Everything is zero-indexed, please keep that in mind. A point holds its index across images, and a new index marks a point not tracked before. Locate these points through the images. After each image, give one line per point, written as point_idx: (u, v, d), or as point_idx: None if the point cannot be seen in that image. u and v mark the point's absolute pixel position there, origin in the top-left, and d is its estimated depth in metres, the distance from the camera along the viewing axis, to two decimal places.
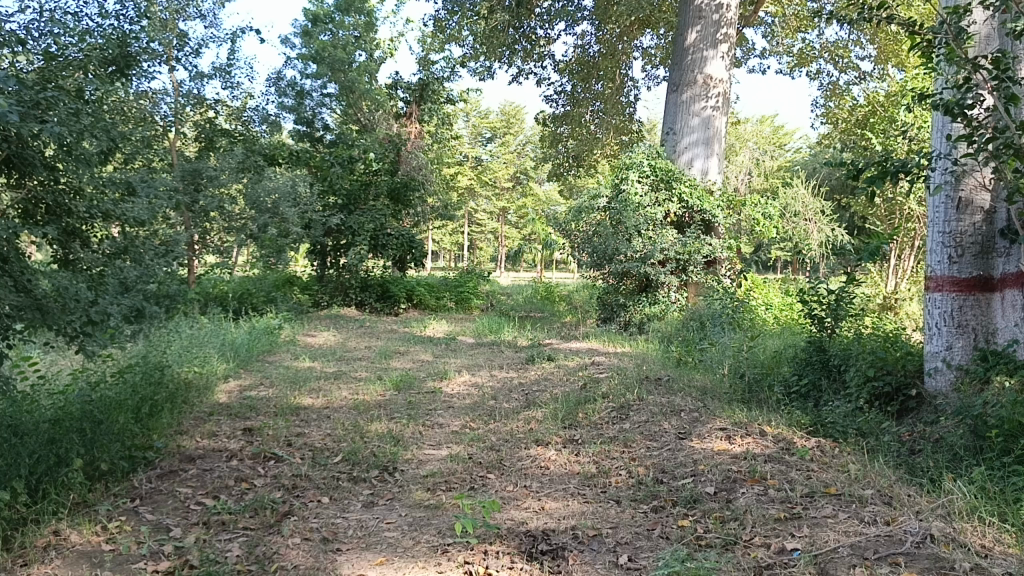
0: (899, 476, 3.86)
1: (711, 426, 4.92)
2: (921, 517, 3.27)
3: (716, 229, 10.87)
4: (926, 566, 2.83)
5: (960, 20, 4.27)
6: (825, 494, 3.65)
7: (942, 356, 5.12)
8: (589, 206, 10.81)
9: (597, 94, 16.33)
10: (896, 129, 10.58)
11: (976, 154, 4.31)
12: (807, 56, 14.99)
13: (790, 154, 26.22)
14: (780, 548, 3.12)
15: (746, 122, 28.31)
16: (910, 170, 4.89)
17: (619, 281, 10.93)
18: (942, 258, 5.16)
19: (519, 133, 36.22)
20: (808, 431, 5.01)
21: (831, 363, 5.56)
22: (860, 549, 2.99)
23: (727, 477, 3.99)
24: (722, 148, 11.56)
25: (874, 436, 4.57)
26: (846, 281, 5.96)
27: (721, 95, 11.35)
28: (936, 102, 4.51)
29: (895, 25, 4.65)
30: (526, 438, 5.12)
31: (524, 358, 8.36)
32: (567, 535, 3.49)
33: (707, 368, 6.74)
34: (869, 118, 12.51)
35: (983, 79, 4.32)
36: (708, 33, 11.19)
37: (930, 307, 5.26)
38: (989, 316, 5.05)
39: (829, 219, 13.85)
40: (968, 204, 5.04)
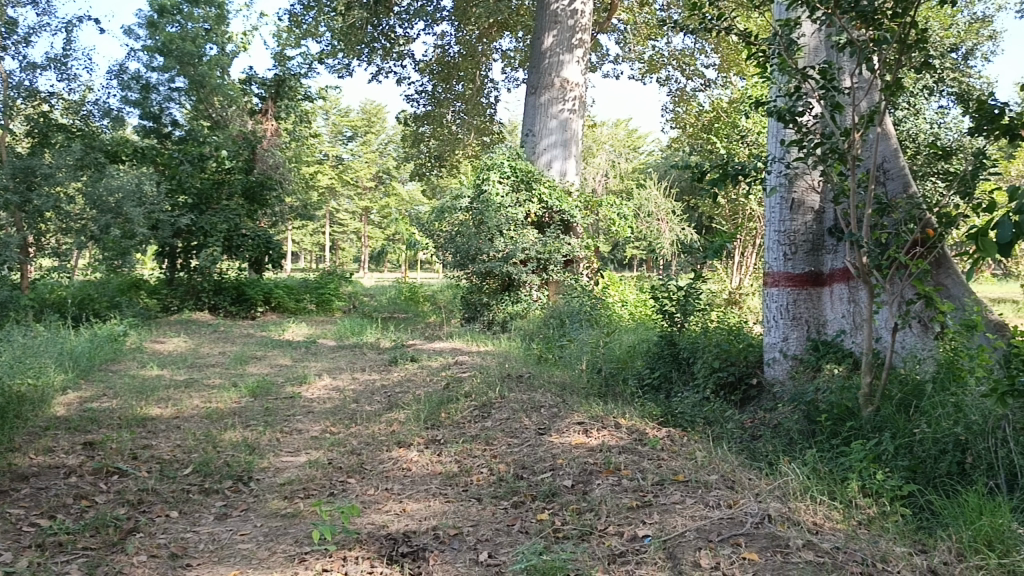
0: (740, 461, 4.10)
1: (569, 421, 5.03)
2: (759, 499, 3.47)
3: (575, 229, 11.22)
4: (763, 545, 2.99)
5: (791, 33, 4.61)
6: (674, 481, 3.81)
7: (779, 347, 5.46)
8: (451, 206, 10.79)
9: (458, 95, 16.38)
10: (738, 133, 11.21)
11: (806, 158, 4.66)
12: (657, 63, 15.59)
13: (645, 156, 27.22)
14: (632, 536, 3.25)
15: (603, 125, 29.17)
16: (748, 171, 5.21)
17: (482, 281, 11.00)
18: (777, 255, 5.56)
19: (380, 132, 35.70)
20: (659, 421, 5.20)
21: (680, 356, 5.83)
22: (705, 532, 3.13)
23: (583, 469, 4.11)
24: (579, 150, 11.85)
25: (718, 424, 4.86)
26: (693, 278, 6.28)
27: (577, 98, 11.69)
28: (771, 108, 4.82)
29: (734, 35, 4.94)
30: (387, 440, 5.07)
31: (386, 359, 8.28)
32: (427, 536, 3.49)
33: (566, 364, 6.92)
34: (714, 123, 13.13)
35: (812, 88, 4.67)
36: (564, 38, 11.49)
37: (768, 301, 5.64)
38: (819, 308, 5.48)
39: (679, 219, 14.44)
40: (800, 205, 5.43)
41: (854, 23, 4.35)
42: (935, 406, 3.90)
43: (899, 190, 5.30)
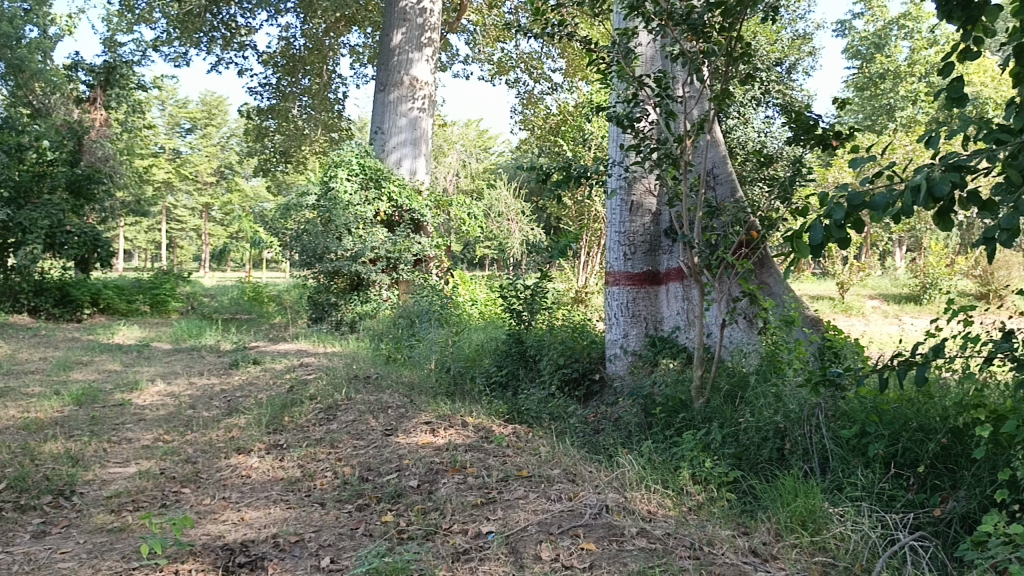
0: (581, 455, 4.24)
1: (416, 421, 5.01)
2: (598, 490, 3.59)
3: (425, 228, 11.20)
4: (600, 534, 3.10)
5: (629, 42, 4.81)
6: (517, 477, 3.88)
7: (620, 343, 5.70)
8: (297, 204, 10.50)
9: (304, 89, 15.95)
10: (583, 137, 11.56)
11: (643, 162, 4.87)
12: (505, 65, 15.81)
13: (495, 157, 27.54)
14: (476, 533, 3.28)
15: (454, 125, 29.26)
16: (590, 174, 5.39)
17: (330, 281, 10.76)
18: (618, 255, 5.78)
19: (222, 125, 34.23)
20: (505, 418, 5.29)
21: (527, 354, 5.93)
22: (546, 525, 3.21)
23: (429, 469, 4.11)
24: (429, 149, 11.82)
25: (562, 420, 4.99)
26: (540, 277, 6.43)
27: (427, 97, 11.69)
28: (610, 114, 5.01)
29: (575, 41, 5.09)
30: (226, 447, 4.87)
31: (227, 363, 7.94)
32: (266, 544, 3.38)
33: (415, 364, 6.90)
34: (560, 126, 13.46)
35: (647, 95, 4.90)
36: (412, 36, 11.44)
37: (609, 299, 5.85)
38: (656, 306, 5.75)
39: (529, 219, 14.71)
40: (639, 207, 5.67)
41: (686, 35, 4.59)
42: (759, 396, 4.19)
43: (727, 195, 5.63)
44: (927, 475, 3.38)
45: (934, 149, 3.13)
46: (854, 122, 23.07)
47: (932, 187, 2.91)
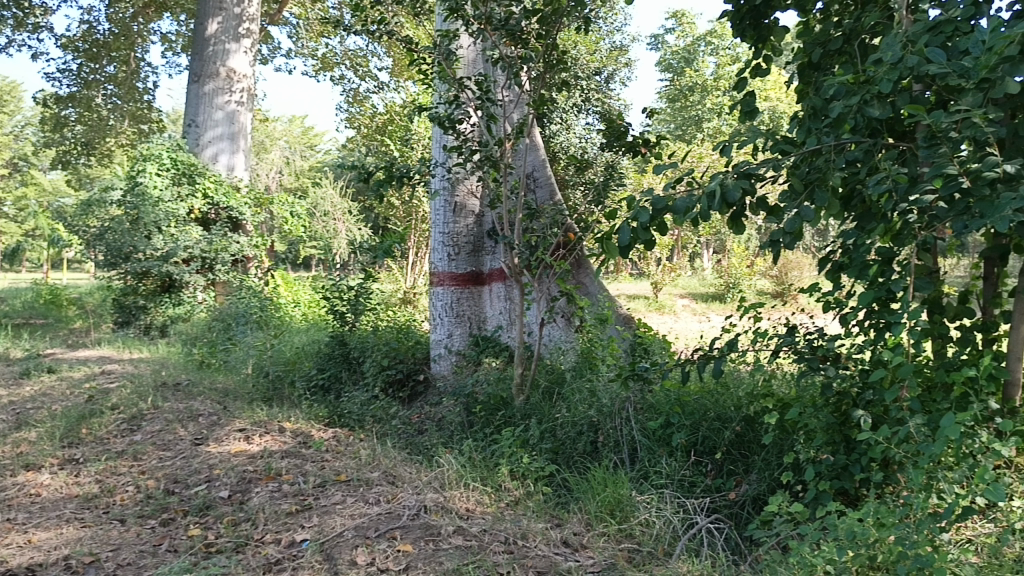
0: (402, 456, 4.21)
1: (229, 428, 4.79)
2: (417, 491, 3.58)
3: (244, 227, 10.75)
4: (417, 535, 3.09)
5: (450, 44, 4.83)
6: (335, 482, 3.80)
7: (444, 343, 5.72)
8: (100, 199, 9.77)
9: (109, 76, 14.86)
10: (410, 137, 11.53)
11: (466, 163, 4.90)
12: (330, 61, 15.46)
13: (321, 155, 26.86)
14: (290, 542, 3.18)
15: (277, 121, 28.28)
16: (412, 174, 5.37)
17: (138, 281, 10.09)
18: (442, 256, 5.79)
19: (14, 112, 31.26)
20: (326, 422, 5.16)
21: (350, 356, 5.82)
22: (363, 530, 3.16)
23: (242, 478, 3.94)
24: (247, 145, 11.37)
25: (384, 422, 4.94)
26: (364, 278, 6.34)
27: (245, 91, 11.25)
28: (432, 114, 5.00)
29: (396, 40, 5.04)
30: (12, 464, 4.44)
31: (17, 372, 7.25)
32: (56, 567, 3.11)
33: (231, 368, 6.61)
34: (386, 125, 13.33)
35: (469, 98, 4.94)
36: (229, 26, 10.93)
37: (433, 300, 5.85)
38: (479, 306, 5.83)
39: (355, 219, 14.48)
40: (462, 208, 5.72)
41: (504, 39, 4.67)
42: (575, 392, 4.34)
43: (547, 198, 5.79)
44: (723, 461, 3.66)
45: (728, 157, 3.38)
46: (666, 131, 24.44)
47: (726, 193, 3.13)
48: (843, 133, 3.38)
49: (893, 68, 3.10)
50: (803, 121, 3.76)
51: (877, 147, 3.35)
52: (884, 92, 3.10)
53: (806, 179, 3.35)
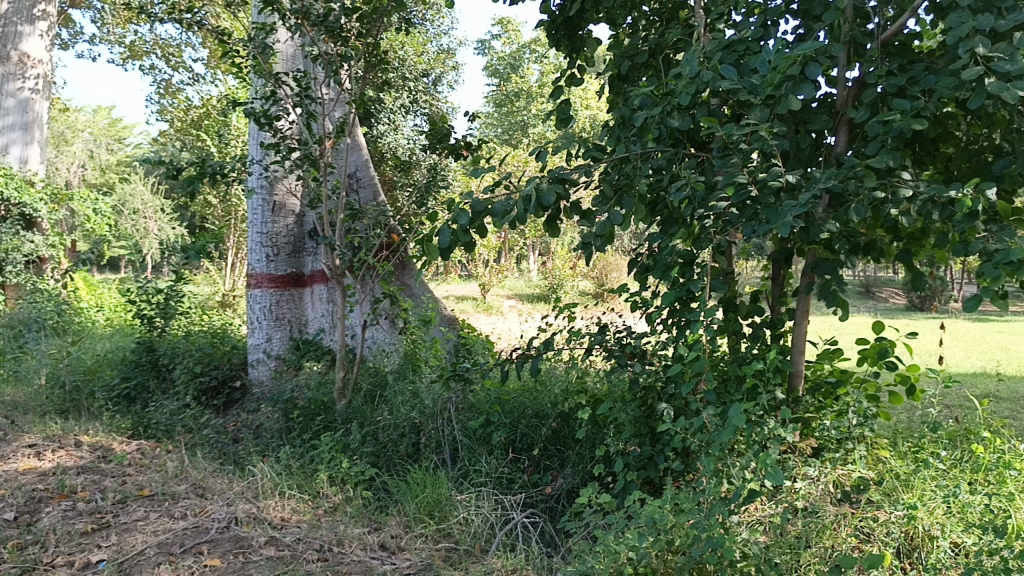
0: (212, 467, 4.02)
1: (16, 445, 4.38)
2: (228, 503, 3.43)
3: (39, 225, 9.90)
4: (226, 549, 2.96)
5: (265, 37, 4.66)
6: (137, 497, 3.57)
7: (262, 348, 5.53)
8: None
9: None
10: (228, 134, 11.04)
11: (284, 161, 4.74)
12: (139, 49, 14.52)
13: (129, 149, 25.17)
14: (84, 564, 2.95)
15: (79, 110, 26.22)
16: (226, 172, 5.14)
17: None
18: (260, 257, 5.60)
19: None
20: (130, 434, 4.83)
21: (160, 363, 5.49)
22: (167, 546, 2.99)
23: (30, 498, 3.60)
24: (43, 136, 10.50)
25: (195, 431, 4.70)
26: (174, 280, 6.00)
27: (41, 77, 10.36)
28: (246, 110, 4.79)
29: (206, 30, 4.79)
30: None
31: None
32: None
33: (22, 380, 6.05)
34: (203, 119, 12.69)
35: (287, 94, 4.78)
36: (22, 6, 9.97)
37: (250, 302, 5.64)
38: (300, 309, 5.69)
39: (168, 218, 13.68)
40: (281, 208, 5.54)
41: (322, 36, 4.56)
42: (397, 394, 4.32)
43: (370, 199, 5.74)
44: (540, 457, 3.77)
45: (543, 161, 3.47)
46: (493, 134, 24.83)
47: (541, 197, 3.22)
48: (649, 141, 3.56)
49: (692, 82, 3.31)
50: (613, 130, 3.95)
51: (679, 156, 3.57)
52: (685, 104, 3.31)
53: (616, 185, 3.52)
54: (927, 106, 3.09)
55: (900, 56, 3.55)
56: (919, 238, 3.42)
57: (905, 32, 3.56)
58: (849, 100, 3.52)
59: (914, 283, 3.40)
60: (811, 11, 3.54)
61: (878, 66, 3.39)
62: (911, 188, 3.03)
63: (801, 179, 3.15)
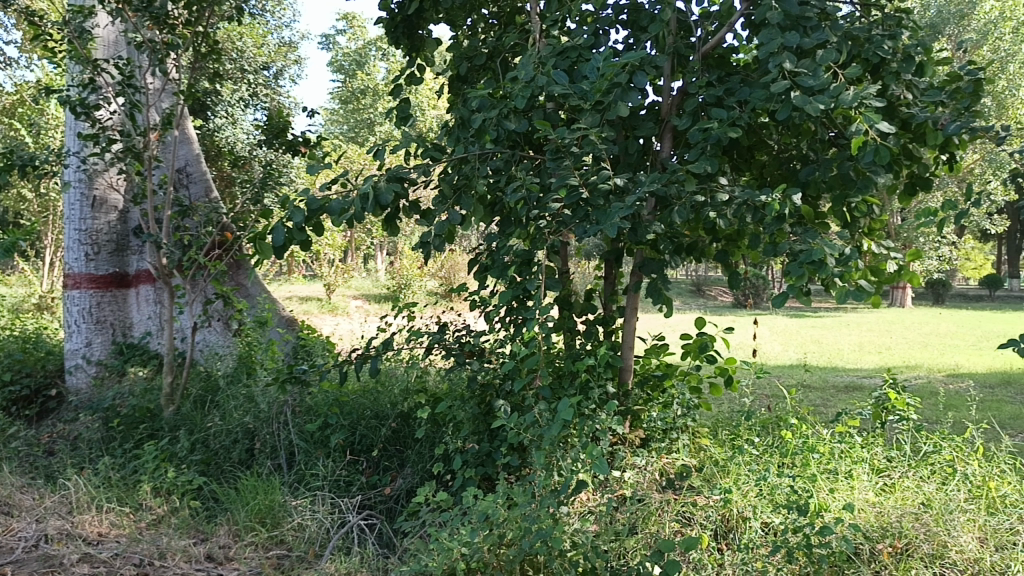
0: (20, 482, 3.72)
1: None
2: (38, 519, 3.18)
3: None
4: (33, 569, 2.74)
5: (82, 22, 4.36)
6: None
7: (82, 353, 5.18)
8: None
9: None
10: (45, 123, 10.20)
11: (104, 154, 4.45)
12: None
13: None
14: None
15: None
16: (39, 164, 4.76)
17: None
18: (78, 256, 5.24)
19: None
20: None
21: None
22: None
23: None
24: None
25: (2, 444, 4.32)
26: None
27: None
28: (61, 98, 4.46)
29: (13, 10, 4.41)
30: None
31: None
32: None
33: None
34: (15, 105, 11.68)
35: (107, 82, 4.49)
36: None
37: (67, 304, 5.27)
38: (124, 311, 5.39)
39: None
40: (102, 203, 5.21)
41: (146, 23, 4.32)
42: (229, 398, 4.16)
43: (201, 194, 5.50)
44: (379, 458, 3.74)
45: (380, 160, 3.44)
46: (338, 132, 24.32)
47: (378, 195, 3.19)
48: (486, 143, 3.61)
49: (527, 86, 3.39)
50: (452, 130, 3.97)
51: (515, 158, 3.64)
52: (520, 107, 3.37)
53: (455, 185, 3.54)
54: (741, 116, 3.31)
55: (719, 68, 3.78)
56: (736, 239, 3.67)
57: (723, 46, 3.79)
58: (674, 108, 3.72)
59: (731, 282, 3.63)
60: (639, 23, 3.71)
61: (698, 77, 3.60)
62: (727, 193, 3.24)
63: (628, 182, 3.30)
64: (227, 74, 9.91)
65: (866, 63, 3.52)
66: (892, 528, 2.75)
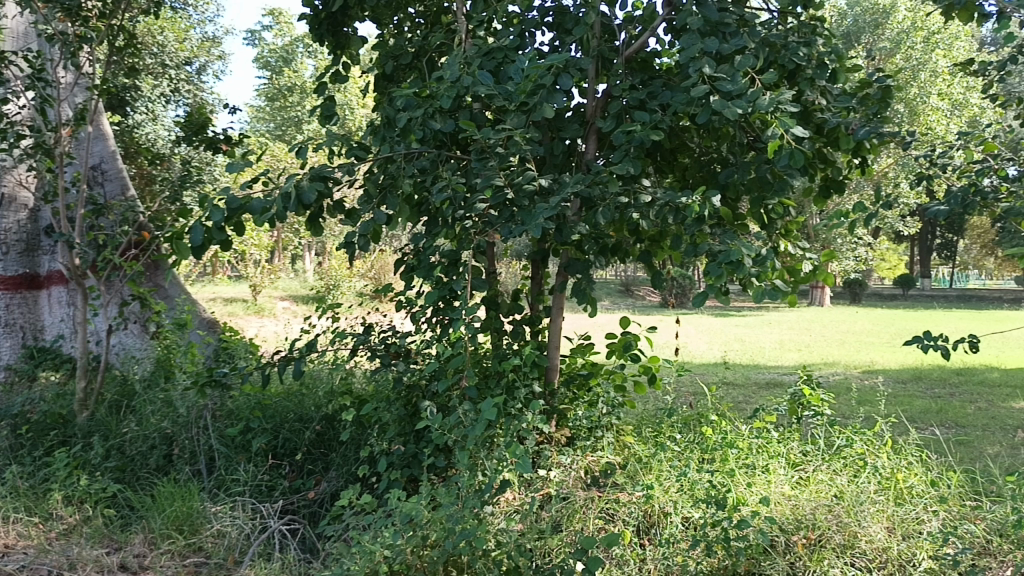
0: None
1: None
2: None
3: None
4: None
5: None
6: None
7: None
8: None
9: None
10: None
11: (13, 150, 4.27)
12: None
13: None
14: None
15: None
16: None
17: None
18: None
19: None
20: None
21: None
22: None
23: None
24: None
25: None
26: None
27: None
28: None
29: None
30: None
31: None
32: None
33: None
34: None
35: (16, 75, 4.30)
36: None
37: None
38: (35, 314, 5.20)
39: None
40: (11, 201, 5.00)
41: (58, 14, 4.16)
42: (147, 403, 4.03)
43: (117, 193, 5.33)
44: (302, 462, 3.68)
45: (303, 159, 3.38)
46: (265, 130, 23.85)
47: (301, 194, 3.13)
48: (411, 142, 3.59)
49: (452, 86, 3.38)
50: (377, 129, 3.94)
51: (442, 158, 3.62)
52: (445, 107, 3.36)
53: (381, 185, 3.51)
54: (663, 119, 3.37)
55: (642, 71, 3.84)
56: (658, 240, 3.73)
57: (646, 50, 3.85)
58: (598, 110, 3.76)
59: (654, 282, 3.69)
60: (564, 25, 3.74)
61: (622, 80, 3.65)
62: (649, 194, 3.29)
63: (553, 183, 3.33)
64: (147, 69, 9.63)
65: (782, 69, 3.61)
66: (806, 520, 2.81)
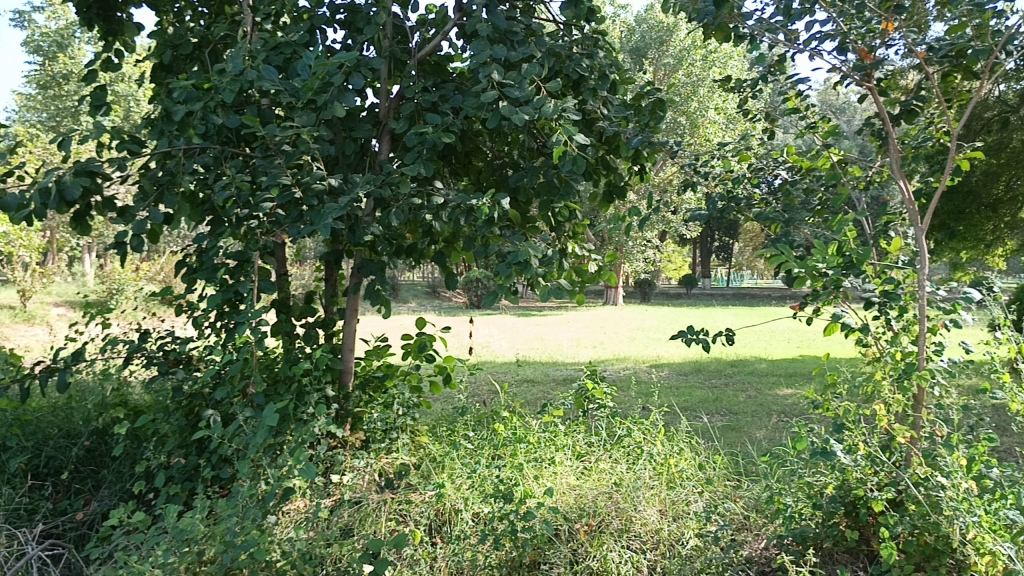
0: None
1: None
2: None
3: None
4: None
5: None
6: None
7: None
8: None
9: None
10: None
11: None
12: None
13: None
14: None
15: None
16: None
17: None
18: None
19: None
20: None
21: None
22: None
23: None
24: None
25: None
26: None
27: None
28: None
29: None
30: None
31: None
32: None
33: None
34: None
35: None
36: None
37: None
38: None
39: None
40: None
41: None
42: None
43: None
44: (70, 481, 3.40)
45: (66, 152, 3.10)
46: (35, 120, 21.75)
47: (63, 190, 2.87)
48: (192, 137, 3.39)
49: (236, 79, 3.22)
50: (155, 122, 3.68)
51: (225, 155, 3.45)
52: (228, 102, 3.20)
53: (157, 182, 3.28)
54: (454, 122, 3.41)
55: (435, 75, 3.86)
56: (451, 242, 3.78)
57: (439, 54, 3.88)
58: (391, 111, 3.73)
59: (447, 283, 3.73)
60: (355, 23, 3.69)
61: (415, 82, 3.65)
62: (441, 197, 3.31)
63: (343, 183, 3.26)
64: None
65: (568, 78, 3.77)
66: (587, 508, 2.97)
